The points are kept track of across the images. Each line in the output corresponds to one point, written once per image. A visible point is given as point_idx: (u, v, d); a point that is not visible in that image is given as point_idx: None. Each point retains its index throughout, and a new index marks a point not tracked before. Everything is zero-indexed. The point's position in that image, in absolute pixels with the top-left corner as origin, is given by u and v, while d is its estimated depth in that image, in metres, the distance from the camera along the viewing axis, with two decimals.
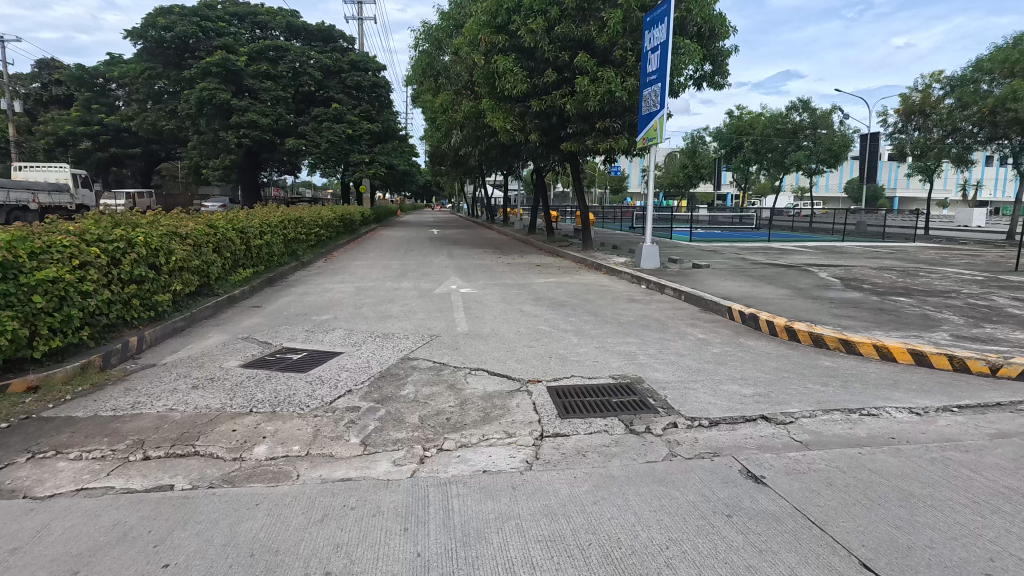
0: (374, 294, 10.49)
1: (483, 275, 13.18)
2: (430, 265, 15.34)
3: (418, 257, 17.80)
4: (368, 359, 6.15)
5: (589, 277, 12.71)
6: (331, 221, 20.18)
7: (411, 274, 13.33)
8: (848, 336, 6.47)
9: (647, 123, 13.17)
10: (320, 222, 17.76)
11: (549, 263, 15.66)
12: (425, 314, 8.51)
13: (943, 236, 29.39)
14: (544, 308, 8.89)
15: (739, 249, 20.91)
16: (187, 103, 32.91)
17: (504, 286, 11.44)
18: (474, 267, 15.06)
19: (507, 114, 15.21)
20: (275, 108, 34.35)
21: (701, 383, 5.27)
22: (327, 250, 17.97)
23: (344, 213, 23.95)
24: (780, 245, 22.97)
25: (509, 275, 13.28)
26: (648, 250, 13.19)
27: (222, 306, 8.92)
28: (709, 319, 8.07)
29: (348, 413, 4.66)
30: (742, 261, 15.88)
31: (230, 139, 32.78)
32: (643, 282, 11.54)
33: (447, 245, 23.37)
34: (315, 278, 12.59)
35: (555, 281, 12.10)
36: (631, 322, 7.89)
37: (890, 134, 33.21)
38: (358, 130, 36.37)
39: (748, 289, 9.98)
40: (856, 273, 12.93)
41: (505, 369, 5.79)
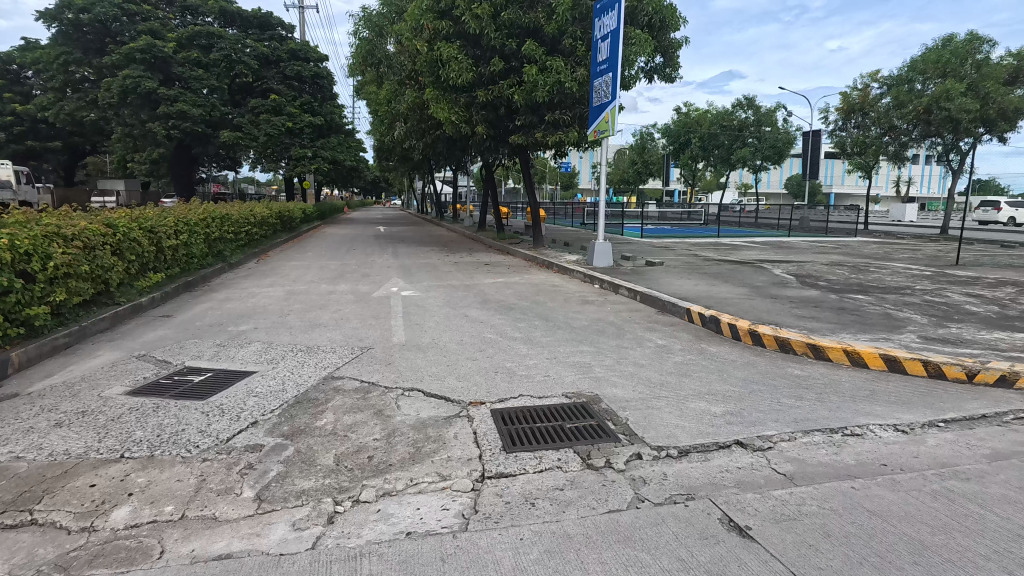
0: (304, 299, 9.51)
1: (428, 276, 12.35)
2: (372, 265, 14.37)
3: (360, 256, 16.75)
4: (284, 380, 5.28)
5: (540, 276, 12.07)
6: (266, 219, 18.88)
7: (349, 276, 12.36)
8: (816, 340, 6.02)
9: (598, 115, 12.60)
10: (251, 220, 16.49)
11: (499, 262, 14.95)
12: (358, 322, 7.64)
13: (882, 231, 30.28)
14: (490, 313, 8.16)
15: (691, 245, 20.77)
16: (108, 91, 30.53)
17: (449, 288, 10.65)
18: (419, 266, 14.20)
19: (452, 104, 14.38)
20: (207, 98, 32.31)
21: (665, 400, 4.66)
22: (261, 250, 16.72)
23: (282, 211, 22.58)
24: (729, 241, 23.02)
25: (455, 275, 12.48)
26: (601, 247, 12.65)
27: (122, 317, 7.79)
28: (668, 322, 7.53)
29: (245, 455, 3.81)
30: (695, 258, 15.59)
31: (157, 131, 30.62)
32: (596, 282, 10.97)
33: (393, 243, 22.31)
34: (241, 282, 11.47)
35: (504, 282, 11.40)
36: (585, 327, 7.26)
37: (831, 131, 34.08)
38: (298, 123, 34.71)
39: (705, 288, 9.54)
40: (809, 269, 12.78)
41: (444, 388, 5.03)
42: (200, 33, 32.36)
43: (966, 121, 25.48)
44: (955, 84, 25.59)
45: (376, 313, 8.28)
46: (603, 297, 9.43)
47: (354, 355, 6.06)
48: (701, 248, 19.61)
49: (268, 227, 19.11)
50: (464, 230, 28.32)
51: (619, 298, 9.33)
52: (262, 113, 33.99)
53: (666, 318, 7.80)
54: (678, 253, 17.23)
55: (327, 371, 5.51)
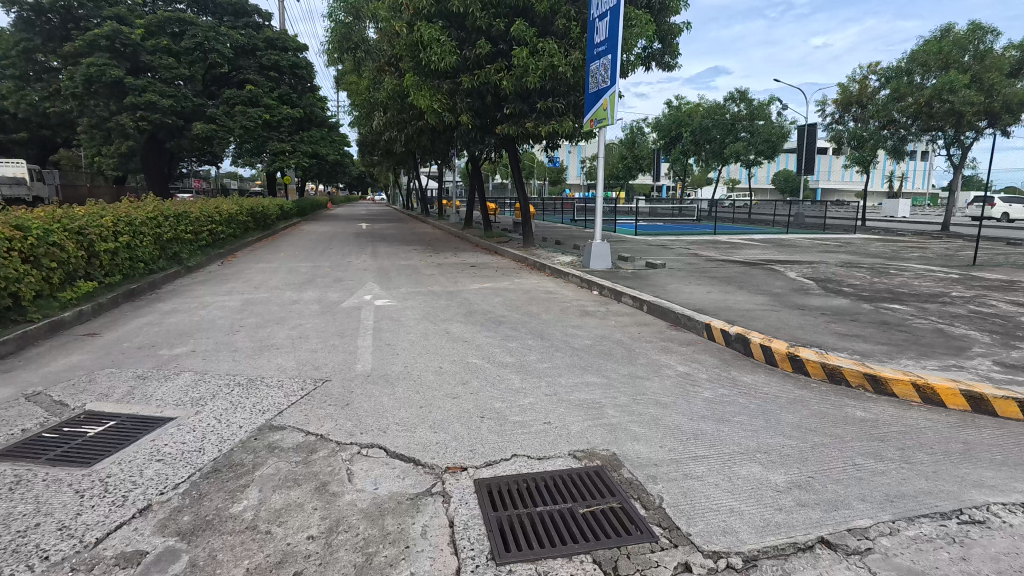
0: (261, 312, 8.26)
1: (407, 281, 11.17)
2: (346, 268, 13.13)
3: (335, 257, 15.48)
4: (207, 432, 4.06)
5: (531, 281, 10.92)
6: (234, 216, 17.55)
7: (319, 281, 11.12)
8: (875, 369, 4.90)
9: (595, 103, 11.47)
10: (215, 218, 15.15)
11: (485, 263, 13.77)
12: (317, 342, 6.43)
13: (881, 227, 29.48)
14: (475, 329, 6.99)
15: (688, 244, 19.73)
16: (72, 81, 28.85)
17: (431, 296, 9.45)
18: (398, 269, 12.99)
19: (434, 91, 13.14)
20: (178, 88, 30.73)
21: (706, 463, 3.52)
22: (227, 250, 15.40)
23: (255, 207, 21.21)
24: (727, 239, 22.04)
25: (438, 279, 11.28)
26: (599, 248, 11.50)
27: (34, 338, 6.50)
28: (685, 341, 6.40)
29: (111, 574, 2.59)
30: (697, 258, 14.51)
31: (124, 123, 28.97)
32: (594, 287, 9.82)
33: (374, 241, 21.06)
34: (194, 288, 10.16)
35: (491, 287, 10.20)
36: (588, 348, 6.12)
37: (828, 125, 33.20)
38: (276, 115, 33.18)
39: (719, 296, 8.44)
40: (824, 272, 11.75)
41: (413, 443, 3.85)
42: (171, 19, 30.70)
43: (969, 114, 24.72)
44: (958, 76, 24.73)
45: (343, 329, 7.07)
46: (604, 307, 8.29)
47: (304, 392, 4.86)
48: (699, 247, 18.57)
49: (236, 225, 17.75)
50: (449, 227, 27.04)
51: (624, 308, 8.19)
52: (237, 104, 32.41)
53: (681, 336, 6.67)
54: (677, 252, 16.15)
55: (263, 417, 4.31)
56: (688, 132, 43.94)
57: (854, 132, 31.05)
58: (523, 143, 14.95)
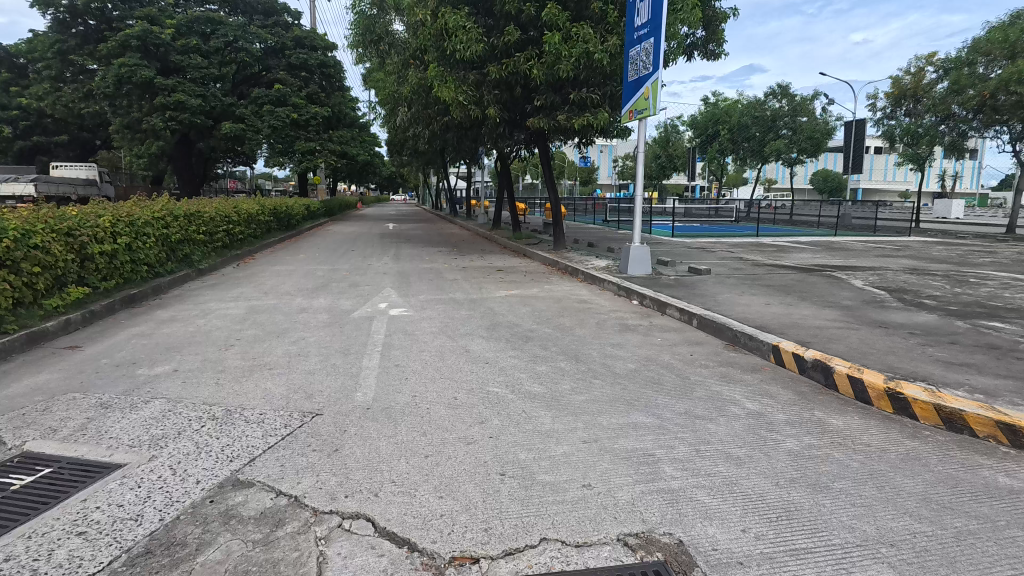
0: (265, 322, 7.48)
1: (427, 286, 10.31)
2: (365, 271, 12.37)
3: (356, 259, 14.75)
4: (154, 489, 3.20)
5: (563, 288, 9.96)
6: (256, 217, 17.06)
7: (334, 286, 10.35)
8: (1010, 416, 3.80)
9: (634, 93, 10.44)
10: (233, 218, 14.59)
11: (513, 267, 12.84)
12: (316, 362, 5.58)
13: (937, 229, 27.52)
14: (499, 346, 6.05)
15: (730, 246, 18.49)
16: (104, 81, 28.98)
17: (453, 304, 8.58)
18: (420, 273, 12.15)
19: (459, 83, 12.28)
20: (208, 88, 30.67)
21: (813, 566, 2.50)
22: (245, 253, 14.84)
23: (278, 206, 20.74)
24: (772, 241, 20.67)
25: (461, 285, 10.39)
26: (637, 252, 10.44)
27: (5, 352, 5.79)
28: (749, 368, 5.35)
29: None
30: (744, 263, 13.31)
31: (154, 124, 28.97)
32: (634, 296, 8.79)
33: (399, 243, 20.33)
34: (200, 294, 9.48)
35: (519, 295, 9.26)
36: (632, 375, 5.14)
37: (878, 120, 31.26)
38: (304, 114, 32.86)
39: (780, 309, 7.33)
40: (893, 280, 10.46)
41: (411, 517, 2.92)
42: (200, 19, 30.59)
43: None
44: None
45: (349, 344, 6.22)
46: (648, 321, 7.26)
47: (286, 430, 3.99)
48: (743, 250, 17.31)
49: (257, 226, 17.26)
50: (476, 229, 26.23)
51: (670, 323, 7.14)
52: (266, 104, 32.24)
53: (743, 360, 5.62)
54: (720, 256, 14.98)
55: (227, 468, 3.43)
56: (726, 130, 42.15)
57: (907, 128, 29.19)
58: (554, 138, 13.99)
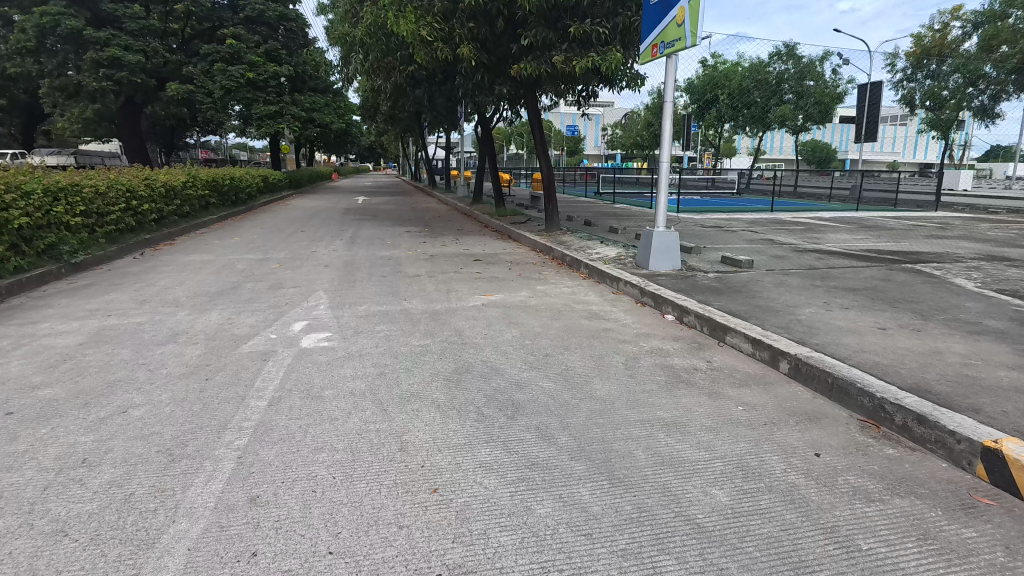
0: (91, 366, 4.65)
1: (375, 287, 7.55)
2: (301, 262, 9.52)
3: (300, 243, 11.87)
4: None
5: (563, 290, 7.28)
6: (183, 190, 14.12)
7: (247, 290, 7.51)
8: None
9: (660, 19, 7.57)
10: (143, 193, 11.60)
11: (495, 256, 10.06)
12: (91, 496, 2.80)
13: (961, 204, 25.13)
14: (466, 438, 3.32)
15: (749, 225, 15.85)
16: (25, 32, 25.29)
17: (406, 322, 5.81)
18: (373, 265, 9.34)
19: (422, 12, 9.28)
20: (148, 40, 26.97)
21: None
22: (161, 238, 11.92)
23: (220, 176, 17.77)
24: (792, 218, 18.10)
25: (421, 287, 7.62)
26: (663, 240, 7.67)
27: None
28: (958, 509, 2.68)
29: None
30: (784, 250, 10.66)
31: (86, 83, 25.35)
32: (668, 310, 6.07)
33: (362, 219, 17.46)
34: (41, 307, 6.58)
35: (501, 306, 6.51)
36: (727, 536, 2.46)
37: (896, 83, 28.59)
38: (261, 74, 29.34)
39: (913, 339, 4.66)
40: (1001, 276, 7.85)
41: None
42: None
43: None
44: None
45: (190, 433, 3.44)
46: (705, 363, 4.58)
47: None
48: (768, 230, 14.67)
49: (185, 200, 14.30)
50: (455, 202, 23.31)
51: (742, 368, 4.46)
52: (217, 61, 28.73)
53: (927, 478, 2.94)
54: (746, 240, 12.34)
55: None
56: (726, 94, 39.12)
57: (930, 92, 26.63)
58: (547, 89, 11.07)
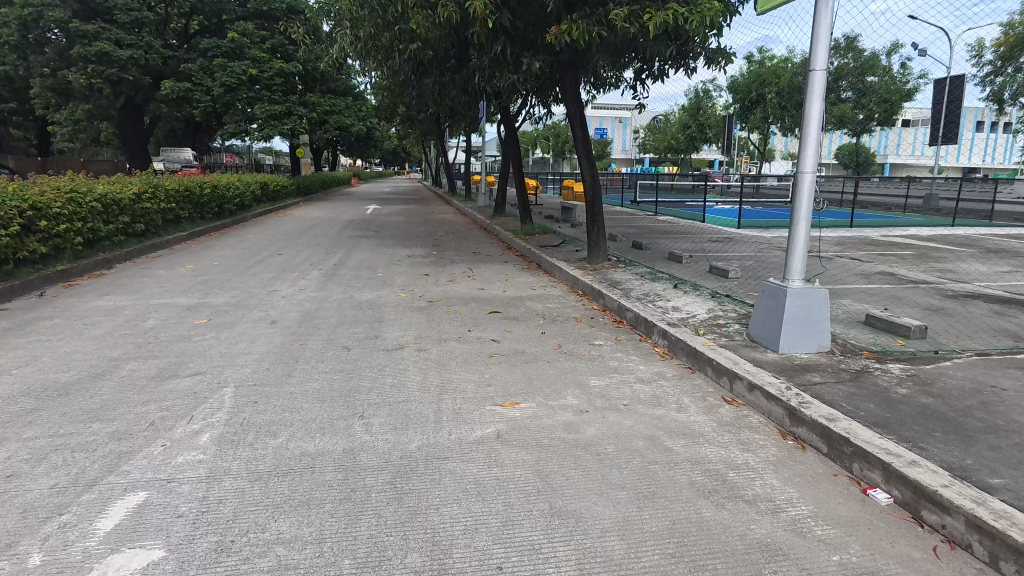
0: None
1: (325, 377, 4.63)
2: (243, 314, 6.68)
3: (263, 276, 9.05)
4: None
5: (638, 395, 4.24)
6: (136, 203, 11.43)
7: (117, 379, 4.64)
8: None
9: None
10: (63, 211, 8.88)
11: (521, 306, 7.01)
12: None
13: None
14: None
15: (840, 248, 12.51)
16: (9, 27, 23.21)
17: (343, 504, 2.86)
18: (346, 318, 6.46)
19: None
20: (141, 35, 24.68)
21: None
22: (86, 268, 9.22)
23: (196, 183, 15.13)
24: (883, 237, 14.67)
25: (401, 376, 4.66)
26: (795, 308, 4.57)
27: None
28: None
29: None
30: (934, 298, 7.41)
31: (72, 80, 23.18)
32: (881, 482, 2.95)
33: (360, 236, 14.57)
34: None
35: (534, 441, 3.53)
36: None
37: (981, 77, 24.77)
38: (266, 70, 26.93)
39: None
40: None
41: None
42: None
43: None
44: None
45: None
46: None
47: None
48: (873, 256, 11.36)
49: (139, 217, 11.63)
50: (473, 213, 20.34)
51: None
52: (217, 57, 26.34)
53: None
54: (862, 276, 9.08)
55: None
56: (773, 93, 36.07)
57: None
58: (594, 64, 8.11)
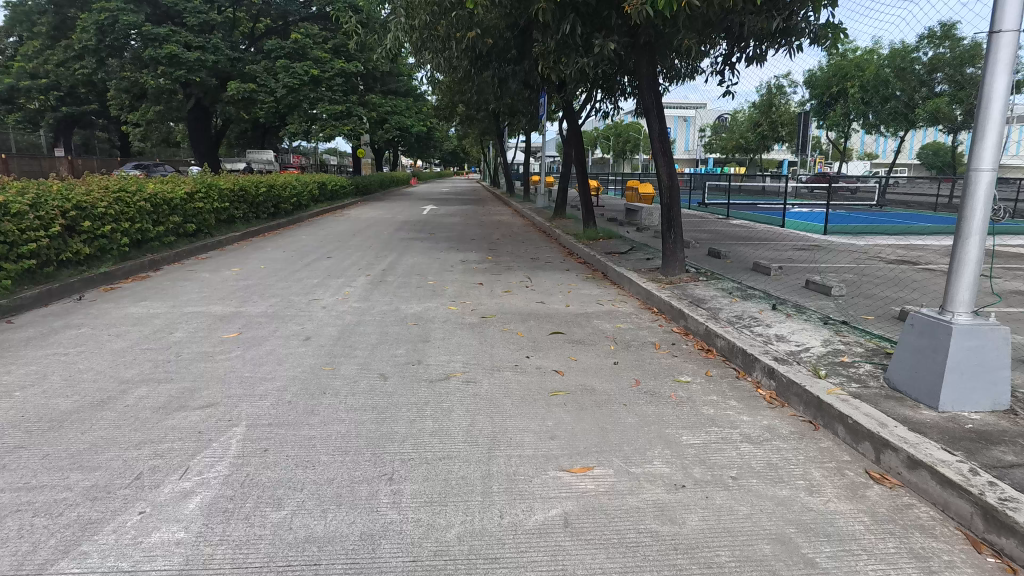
0: None
1: (353, 417, 3.83)
2: (277, 328, 6.04)
3: (307, 282, 8.45)
4: None
5: (747, 463, 3.22)
6: (188, 203, 11.20)
7: (120, 408, 4.00)
8: None
9: None
10: (108, 212, 8.59)
11: (587, 326, 6.06)
12: None
13: None
14: None
15: (953, 260, 10.85)
16: (88, 31, 24.12)
17: None
18: (387, 335, 5.70)
19: None
20: (209, 37, 25.13)
21: None
22: (130, 271, 8.91)
23: (252, 182, 14.95)
24: (1000, 247, 12.77)
25: (445, 420, 3.80)
26: (973, 350, 3.42)
27: None
28: None
29: None
30: None
31: (144, 82, 23.85)
32: None
33: (414, 238, 13.95)
34: None
35: (617, 534, 2.58)
36: None
37: None
38: (327, 70, 26.97)
39: None
40: None
41: None
42: None
43: None
44: None
45: None
46: None
47: None
48: (999, 270, 9.70)
49: (190, 217, 11.41)
50: (532, 214, 19.44)
51: None
52: (281, 58, 26.58)
53: None
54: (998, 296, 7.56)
55: None
56: (857, 86, 33.59)
57: None
58: (676, 41, 7.01)
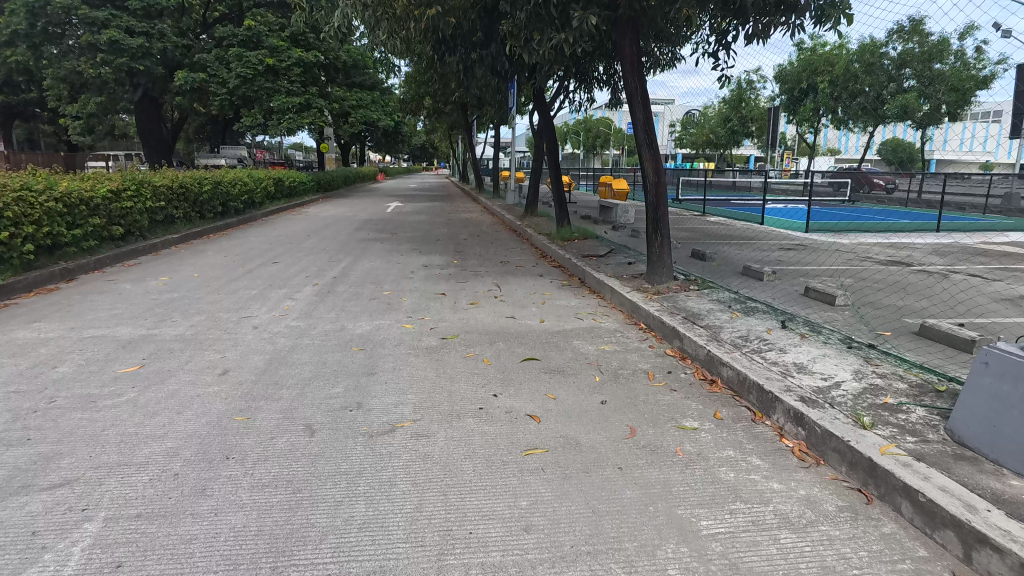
0: None
1: (259, 499, 2.85)
2: (192, 356, 4.99)
3: (244, 294, 7.37)
4: None
5: (795, 568, 2.35)
6: (113, 203, 9.97)
7: None
8: None
9: None
10: (5, 214, 7.36)
11: (565, 348, 5.15)
12: None
13: None
14: None
15: (946, 260, 10.28)
16: (18, 15, 22.25)
17: None
18: (325, 365, 4.71)
19: None
20: (155, 22, 23.47)
21: None
22: (35, 282, 7.70)
23: (194, 178, 13.69)
24: (986, 244, 12.33)
25: (385, 498, 2.85)
26: None
27: None
28: None
29: None
30: None
31: (82, 71, 22.12)
32: None
33: (373, 239, 12.89)
34: None
35: None
36: None
37: None
38: (283, 59, 25.52)
39: None
40: None
41: None
42: None
43: None
44: None
45: None
46: None
47: None
48: (996, 271, 9.14)
49: (117, 218, 10.19)
50: (502, 212, 18.52)
51: None
52: (234, 46, 25.06)
53: None
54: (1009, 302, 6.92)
55: None
56: (827, 81, 33.49)
57: None
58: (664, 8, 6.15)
